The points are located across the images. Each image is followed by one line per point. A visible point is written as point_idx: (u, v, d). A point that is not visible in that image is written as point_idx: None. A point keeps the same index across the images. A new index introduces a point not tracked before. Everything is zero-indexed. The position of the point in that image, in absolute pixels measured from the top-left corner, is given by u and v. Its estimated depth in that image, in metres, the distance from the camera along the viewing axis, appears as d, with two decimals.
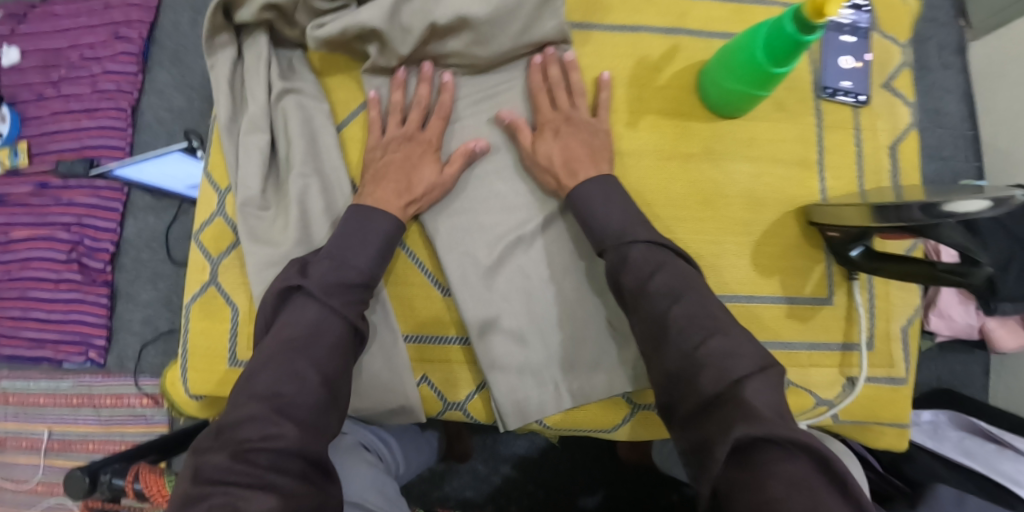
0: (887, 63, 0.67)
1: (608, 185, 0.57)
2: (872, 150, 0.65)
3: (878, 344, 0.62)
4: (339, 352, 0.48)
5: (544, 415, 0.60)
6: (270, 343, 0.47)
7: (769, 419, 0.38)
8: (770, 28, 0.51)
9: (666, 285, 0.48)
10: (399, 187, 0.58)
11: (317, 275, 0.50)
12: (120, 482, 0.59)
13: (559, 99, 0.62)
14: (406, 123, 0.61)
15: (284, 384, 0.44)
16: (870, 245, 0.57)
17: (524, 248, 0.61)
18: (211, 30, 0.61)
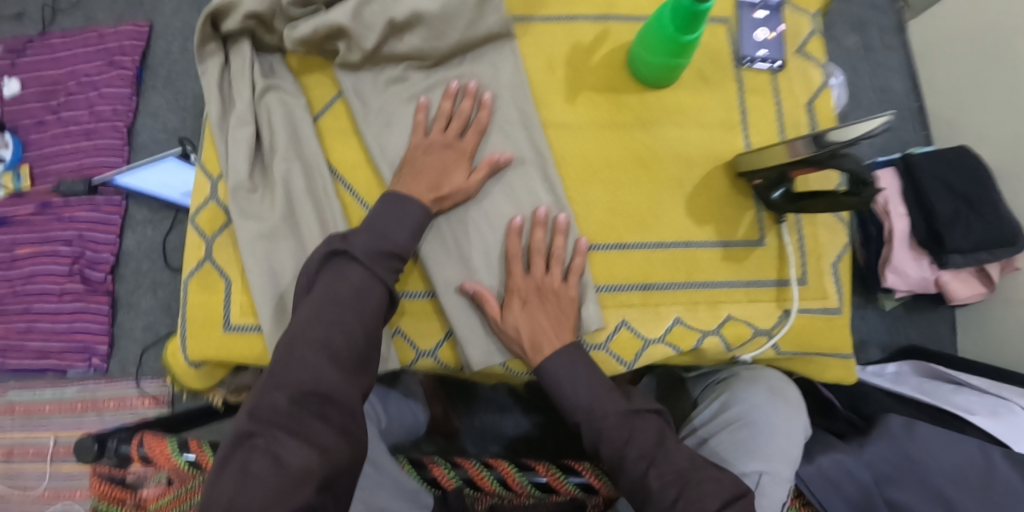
0: (798, 32, 0.75)
1: (574, 357, 0.61)
2: (791, 108, 0.73)
3: (811, 279, 0.68)
4: (381, 308, 0.55)
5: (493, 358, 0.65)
6: (317, 295, 0.53)
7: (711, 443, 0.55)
8: (671, 5, 0.60)
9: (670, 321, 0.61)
10: (431, 183, 0.62)
11: (359, 241, 0.56)
12: (126, 448, 0.64)
13: (535, 265, 0.64)
14: (449, 130, 0.66)
15: (334, 331, 0.51)
16: (789, 188, 0.64)
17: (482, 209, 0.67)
18: (201, 39, 0.69)
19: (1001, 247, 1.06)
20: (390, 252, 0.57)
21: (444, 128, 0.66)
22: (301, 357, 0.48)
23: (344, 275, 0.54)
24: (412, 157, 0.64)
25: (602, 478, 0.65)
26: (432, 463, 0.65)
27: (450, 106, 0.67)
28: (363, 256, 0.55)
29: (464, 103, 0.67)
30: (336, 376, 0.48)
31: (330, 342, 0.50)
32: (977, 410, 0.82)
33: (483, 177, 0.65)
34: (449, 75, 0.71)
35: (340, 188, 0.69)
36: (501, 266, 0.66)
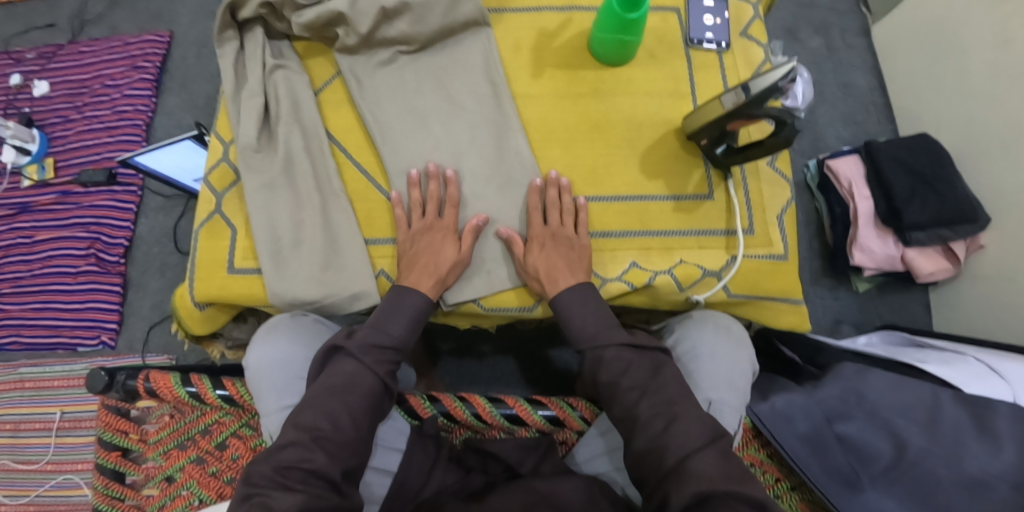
0: (740, 17, 0.84)
1: (586, 293, 0.68)
2: (735, 82, 0.81)
3: (757, 229, 0.75)
4: (371, 400, 0.60)
5: (472, 293, 0.72)
6: (318, 386, 0.60)
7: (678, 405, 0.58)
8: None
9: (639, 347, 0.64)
10: (429, 272, 0.69)
11: (357, 338, 0.63)
12: (133, 382, 0.69)
13: (550, 218, 0.71)
14: (427, 214, 0.72)
15: (322, 421, 0.57)
16: (731, 144, 0.71)
17: (462, 172, 0.75)
18: (220, 26, 0.78)
19: (962, 223, 1.13)
20: (382, 345, 0.63)
21: (421, 214, 0.72)
22: (290, 440, 0.55)
23: (339, 367, 0.61)
24: (405, 252, 0.71)
25: (568, 410, 0.70)
26: (410, 396, 0.71)
27: (418, 192, 0.73)
28: (358, 351, 0.62)
29: (432, 186, 0.73)
30: (322, 458, 0.54)
31: (318, 429, 0.56)
32: (930, 360, 0.88)
33: (471, 244, 0.71)
34: (435, 57, 0.80)
35: (337, 151, 0.77)
36: (523, 216, 0.74)
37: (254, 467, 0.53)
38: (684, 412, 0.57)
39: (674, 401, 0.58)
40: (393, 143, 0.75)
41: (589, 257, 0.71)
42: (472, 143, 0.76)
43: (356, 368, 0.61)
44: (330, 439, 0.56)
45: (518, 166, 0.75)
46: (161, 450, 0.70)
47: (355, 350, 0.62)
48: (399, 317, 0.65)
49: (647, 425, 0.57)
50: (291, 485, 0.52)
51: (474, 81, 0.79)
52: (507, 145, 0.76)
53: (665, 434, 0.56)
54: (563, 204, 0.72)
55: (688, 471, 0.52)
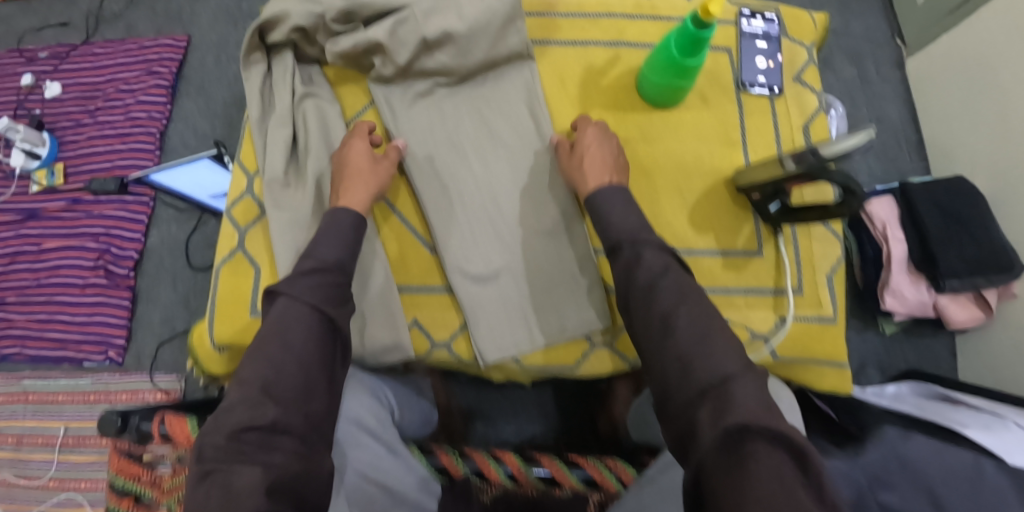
0: (794, 61, 0.81)
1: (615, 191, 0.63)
2: (788, 130, 0.78)
3: (807, 289, 0.72)
4: (319, 340, 0.50)
5: (510, 347, 0.68)
6: (262, 332, 0.50)
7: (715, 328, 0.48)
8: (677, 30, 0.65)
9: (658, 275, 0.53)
10: (367, 186, 0.65)
11: (317, 285, 0.53)
12: (148, 425, 0.66)
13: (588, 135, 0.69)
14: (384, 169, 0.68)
15: (265, 368, 0.47)
16: (785, 201, 0.68)
17: (500, 212, 0.71)
18: (248, 48, 0.74)
19: (997, 272, 1.08)
20: (310, 270, 0.54)
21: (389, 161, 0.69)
22: (247, 398, 0.45)
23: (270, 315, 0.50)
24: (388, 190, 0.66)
25: (604, 472, 0.68)
26: (442, 452, 0.70)
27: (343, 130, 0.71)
28: (296, 291, 0.52)
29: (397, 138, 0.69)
30: (275, 410, 0.45)
31: (271, 380, 0.46)
32: (971, 423, 0.85)
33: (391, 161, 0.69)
34: (475, 87, 0.77)
35: None
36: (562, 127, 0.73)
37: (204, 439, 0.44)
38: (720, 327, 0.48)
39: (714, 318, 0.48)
40: (428, 180, 0.71)
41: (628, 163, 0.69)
42: (511, 184, 0.72)
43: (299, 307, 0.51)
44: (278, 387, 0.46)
45: (561, 211, 0.71)
46: (174, 497, 0.66)
47: (295, 291, 0.51)
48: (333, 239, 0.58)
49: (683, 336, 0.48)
50: (248, 452, 0.43)
51: (515, 116, 0.75)
52: (551, 188, 0.72)
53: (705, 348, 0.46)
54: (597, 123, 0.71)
55: (730, 393, 0.42)
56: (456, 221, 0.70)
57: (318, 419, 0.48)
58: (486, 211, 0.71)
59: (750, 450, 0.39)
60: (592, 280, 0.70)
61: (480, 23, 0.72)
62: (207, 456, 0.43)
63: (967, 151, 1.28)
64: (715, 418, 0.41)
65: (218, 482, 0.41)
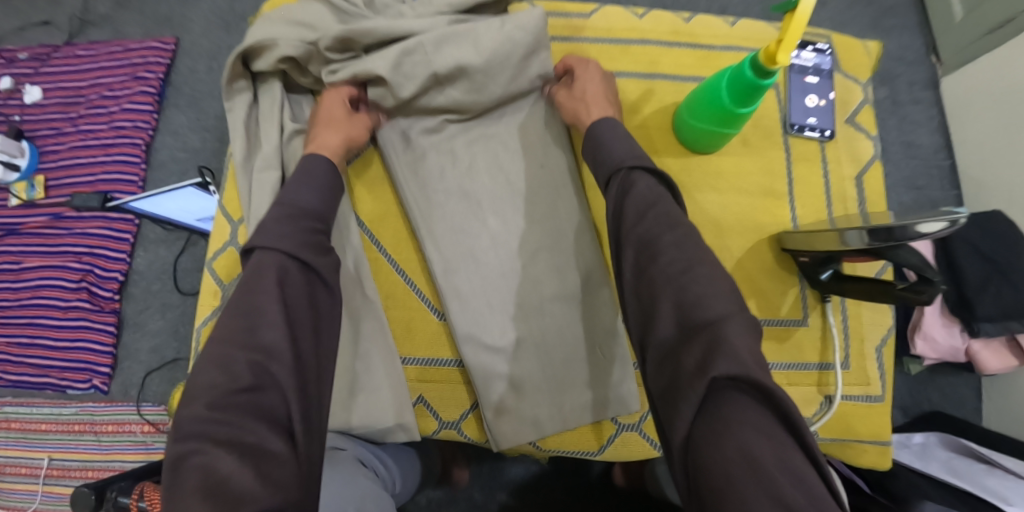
0: (848, 101, 0.73)
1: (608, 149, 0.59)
2: (838, 181, 0.71)
3: (853, 363, 0.65)
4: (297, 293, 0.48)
5: (523, 425, 0.62)
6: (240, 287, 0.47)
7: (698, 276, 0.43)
8: (731, 72, 0.58)
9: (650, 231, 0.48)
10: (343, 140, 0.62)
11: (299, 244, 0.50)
12: (125, 500, 0.60)
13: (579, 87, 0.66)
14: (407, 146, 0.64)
15: (245, 328, 0.44)
16: (838, 268, 0.62)
17: (517, 275, 0.64)
18: (230, 77, 0.65)
19: None
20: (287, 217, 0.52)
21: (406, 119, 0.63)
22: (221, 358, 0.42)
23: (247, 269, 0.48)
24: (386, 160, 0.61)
25: None
26: None
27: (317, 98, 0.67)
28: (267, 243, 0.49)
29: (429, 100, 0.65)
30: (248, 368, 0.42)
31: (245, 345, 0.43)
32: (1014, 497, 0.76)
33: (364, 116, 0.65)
34: (490, 125, 0.69)
35: (368, 243, 0.65)
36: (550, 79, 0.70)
37: (181, 413, 0.40)
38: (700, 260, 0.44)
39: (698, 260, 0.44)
40: (437, 238, 0.64)
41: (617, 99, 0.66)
42: (529, 243, 0.65)
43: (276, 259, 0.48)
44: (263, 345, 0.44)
45: (585, 276, 0.64)
46: None
47: (269, 239, 0.49)
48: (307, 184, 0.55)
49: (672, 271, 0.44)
50: (229, 421, 0.40)
51: (535, 161, 0.67)
52: (576, 249, 0.65)
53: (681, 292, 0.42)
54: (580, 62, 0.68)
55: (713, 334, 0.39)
56: (469, 285, 0.63)
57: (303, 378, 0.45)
58: (501, 275, 0.64)
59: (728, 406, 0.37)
60: (616, 353, 0.64)
61: (497, 56, 0.64)
62: (184, 431, 0.39)
63: (1002, 183, 1.21)
64: (697, 369, 0.38)
65: (198, 466, 0.38)
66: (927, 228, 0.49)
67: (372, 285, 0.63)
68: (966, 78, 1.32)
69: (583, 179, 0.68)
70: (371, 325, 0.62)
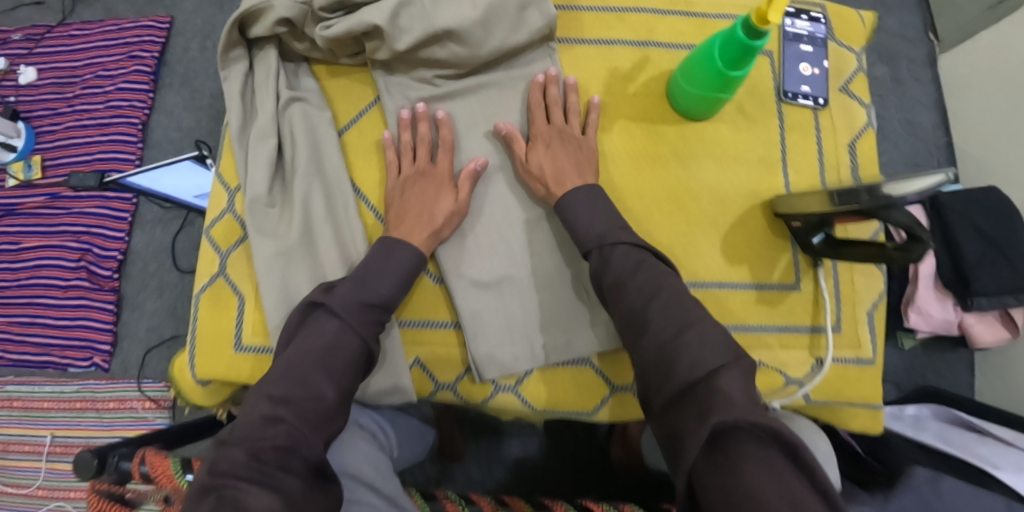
0: (843, 69, 0.73)
1: (594, 193, 0.60)
2: (831, 148, 0.71)
3: (845, 327, 0.66)
4: (353, 366, 0.51)
5: (519, 365, 0.63)
6: (290, 353, 0.50)
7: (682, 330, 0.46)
8: (723, 36, 0.58)
9: (635, 289, 0.51)
10: (423, 223, 0.61)
11: (339, 293, 0.53)
12: (127, 465, 0.61)
13: (553, 114, 0.66)
14: (417, 160, 0.64)
15: (295, 386, 0.46)
16: (830, 233, 0.62)
17: (509, 221, 0.65)
18: (226, 44, 0.65)
19: None
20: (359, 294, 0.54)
21: (411, 159, 0.65)
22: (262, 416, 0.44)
23: (319, 327, 0.51)
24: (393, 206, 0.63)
25: None
26: (445, 498, 0.63)
27: (410, 136, 0.65)
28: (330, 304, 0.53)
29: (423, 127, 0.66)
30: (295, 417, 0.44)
31: (295, 401, 0.46)
32: (1004, 464, 0.79)
33: (468, 191, 0.64)
34: (483, 80, 0.69)
35: (363, 208, 0.65)
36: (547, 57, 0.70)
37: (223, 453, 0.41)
38: (702, 320, 0.47)
39: (689, 311, 0.48)
40: None
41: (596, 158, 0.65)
42: (518, 189, 0.67)
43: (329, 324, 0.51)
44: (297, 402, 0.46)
45: None
46: None
47: (332, 306, 0.52)
48: (385, 274, 0.57)
49: (659, 330, 0.47)
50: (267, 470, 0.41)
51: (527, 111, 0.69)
52: None
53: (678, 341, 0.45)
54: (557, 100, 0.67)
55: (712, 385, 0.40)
56: (465, 233, 0.65)
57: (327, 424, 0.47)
58: (494, 222, 0.65)
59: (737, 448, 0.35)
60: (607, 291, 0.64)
61: (489, 8, 0.64)
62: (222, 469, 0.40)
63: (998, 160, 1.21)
64: (694, 414, 0.39)
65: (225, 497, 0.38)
66: (933, 184, 0.48)
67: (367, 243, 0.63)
68: (965, 55, 1.32)
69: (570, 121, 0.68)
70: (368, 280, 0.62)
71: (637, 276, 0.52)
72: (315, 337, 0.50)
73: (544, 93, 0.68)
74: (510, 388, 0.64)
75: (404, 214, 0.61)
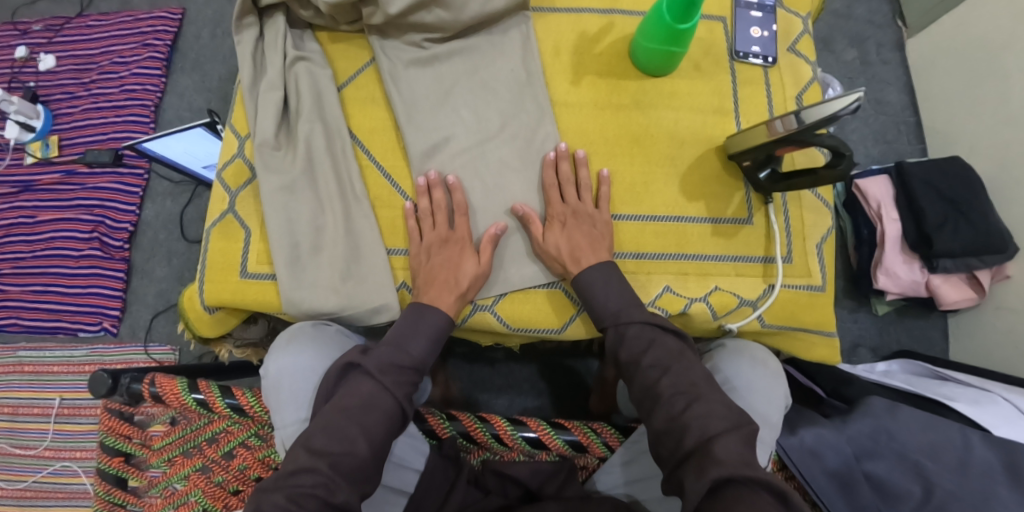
0: (790, 32, 0.80)
1: (609, 270, 0.66)
2: (781, 100, 0.78)
3: (797, 257, 0.72)
4: (389, 422, 0.55)
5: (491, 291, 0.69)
6: (329, 409, 0.55)
7: (693, 393, 0.55)
8: None
9: (652, 362, 0.59)
10: (449, 286, 0.65)
11: (374, 355, 0.59)
12: (139, 386, 0.67)
13: (568, 194, 0.70)
14: (438, 226, 0.68)
15: (335, 443, 0.52)
16: (775, 169, 0.68)
17: (486, 161, 0.72)
18: (240, 12, 0.73)
19: (991, 253, 1.05)
20: (396, 361, 0.59)
21: (432, 225, 0.68)
22: (301, 466, 0.51)
23: (355, 388, 0.56)
24: (420, 267, 0.67)
25: (592, 437, 0.67)
26: (429, 415, 0.69)
27: (427, 202, 0.69)
28: (367, 364, 0.58)
29: (438, 193, 0.69)
30: (327, 469, 0.51)
31: (332, 453, 0.52)
32: (960, 397, 0.85)
33: (489, 255, 0.67)
34: (467, 41, 0.75)
35: (359, 151, 0.72)
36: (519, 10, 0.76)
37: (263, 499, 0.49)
38: (707, 394, 0.54)
39: (697, 383, 0.56)
40: (417, 133, 0.71)
41: (609, 233, 0.69)
42: (496, 133, 0.73)
43: (368, 384, 0.57)
44: (345, 462, 0.52)
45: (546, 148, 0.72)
46: (165, 458, 0.67)
47: (369, 367, 0.57)
48: (420, 334, 0.61)
49: (669, 403, 0.55)
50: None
51: (506, 68, 0.75)
52: (540, 134, 0.73)
53: (685, 415, 0.53)
54: (573, 177, 0.70)
55: (712, 455, 0.48)
56: (443, 168, 0.71)
57: (363, 478, 0.53)
58: (472, 161, 0.71)
59: (736, 498, 0.45)
60: None
61: None
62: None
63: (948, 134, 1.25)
64: (697, 473, 0.48)
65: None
66: (840, 104, 0.55)
67: (359, 177, 0.70)
68: None
69: (542, 72, 0.75)
70: (357, 210, 0.69)
71: (649, 351, 0.60)
72: (356, 397, 0.56)
73: (560, 173, 0.70)
74: (487, 307, 0.69)
75: (432, 280, 0.65)
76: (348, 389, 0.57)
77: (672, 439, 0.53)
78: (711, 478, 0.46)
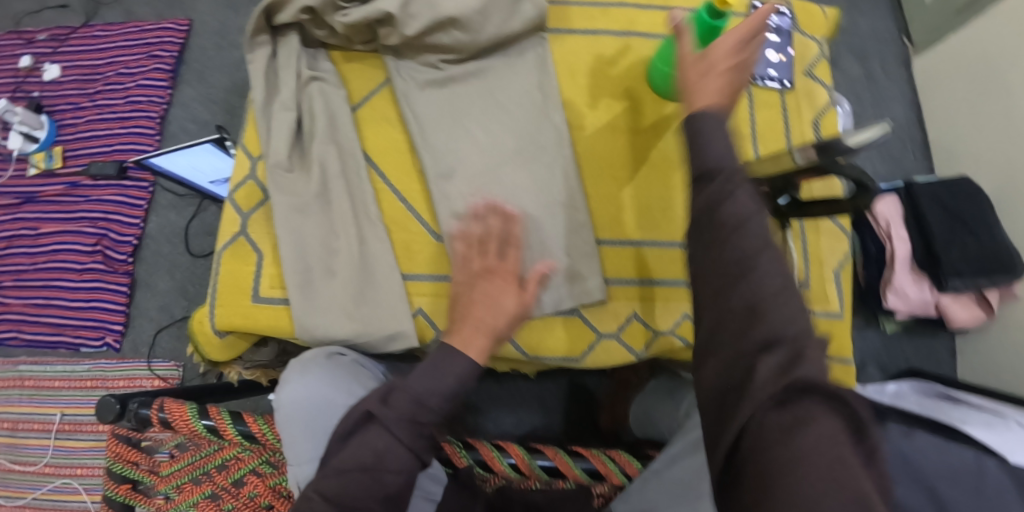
0: (806, 55, 0.80)
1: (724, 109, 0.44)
2: (797, 124, 0.77)
3: (814, 284, 0.72)
4: (406, 476, 0.50)
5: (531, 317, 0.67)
6: (338, 459, 0.49)
7: (797, 286, 0.37)
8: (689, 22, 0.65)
9: (745, 223, 0.38)
10: (486, 326, 0.52)
11: (395, 406, 0.49)
12: (146, 412, 0.65)
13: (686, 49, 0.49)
14: (486, 255, 0.55)
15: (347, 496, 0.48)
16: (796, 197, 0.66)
17: (501, 183, 0.69)
18: (254, 30, 0.72)
19: (999, 272, 1.03)
20: (415, 416, 0.49)
21: (480, 254, 0.56)
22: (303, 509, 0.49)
23: (371, 441, 0.49)
24: (460, 297, 0.54)
25: (609, 465, 0.66)
26: (445, 444, 0.69)
27: (478, 227, 0.57)
28: (387, 416, 0.49)
29: (493, 221, 0.57)
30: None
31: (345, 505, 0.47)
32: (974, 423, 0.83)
33: (536, 291, 0.54)
34: (483, 62, 0.75)
35: (373, 174, 0.71)
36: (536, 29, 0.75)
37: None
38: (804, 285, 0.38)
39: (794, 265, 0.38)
40: (432, 155, 0.70)
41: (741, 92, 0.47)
42: (515, 155, 0.70)
43: (386, 436, 0.49)
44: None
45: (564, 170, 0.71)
46: (173, 485, 0.66)
47: (389, 420, 0.49)
48: (450, 378, 0.50)
49: (763, 277, 0.37)
50: None
51: (523, 89, 0.74)
52: (558, 156, 0.71)
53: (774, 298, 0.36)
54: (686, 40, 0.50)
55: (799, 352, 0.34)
56: (457, 191, 0.68)
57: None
58: (491, 183, 0.69)
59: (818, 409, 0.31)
60: (588, 246, 0.69)
61: None
62: None
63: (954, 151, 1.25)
64: (773, 370, 0.33)
65: None
66: (864, 136, 0.52)
67: (373, 200, 0.69)
68: None
69: (559, 93, 0.74)
70: (371, 232, 0.68)
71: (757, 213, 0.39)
72: (370, 448, 0.49)
73: None
74: None
75: (468, 309, 0.53)
76: (362, 437, 0.50)
77: (738, 327, 0.37)
78: (794, 381, 0.32)
